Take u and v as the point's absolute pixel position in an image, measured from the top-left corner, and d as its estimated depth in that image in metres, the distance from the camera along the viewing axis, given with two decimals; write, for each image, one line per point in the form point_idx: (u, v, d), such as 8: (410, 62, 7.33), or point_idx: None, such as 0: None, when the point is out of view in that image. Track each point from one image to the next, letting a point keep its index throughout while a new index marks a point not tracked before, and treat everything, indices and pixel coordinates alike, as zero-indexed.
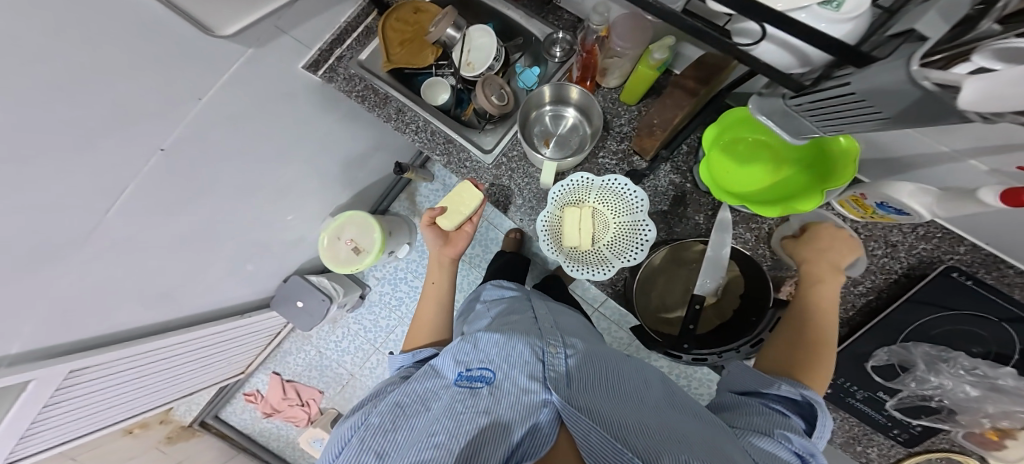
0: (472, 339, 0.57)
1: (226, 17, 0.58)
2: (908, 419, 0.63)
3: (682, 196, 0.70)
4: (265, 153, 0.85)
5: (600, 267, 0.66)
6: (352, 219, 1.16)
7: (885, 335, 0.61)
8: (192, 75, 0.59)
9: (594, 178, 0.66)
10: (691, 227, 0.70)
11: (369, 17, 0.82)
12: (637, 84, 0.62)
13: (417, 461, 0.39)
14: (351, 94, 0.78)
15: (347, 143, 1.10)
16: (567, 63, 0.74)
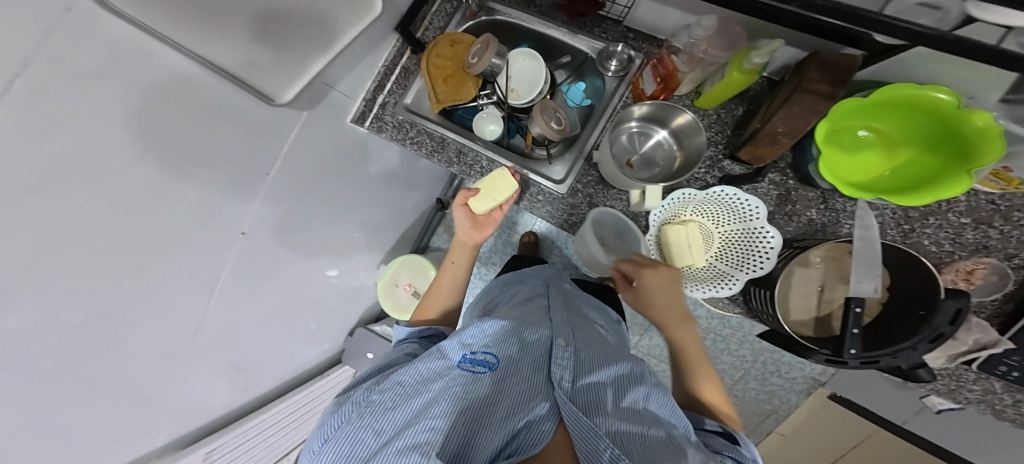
0: (480, 322, 0.49)
1: (280, 83, 0.57)
2: None
3: (786, 194, 0.61)
4: (317, 211, 0.83)
5: (721, 282, 0.61)
6: (406, 264, 1.22)
7: None
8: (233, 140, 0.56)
9: (697, 193, 0.59)
10: (804, 226, 0.61)
11: (403, 56, 0.78)
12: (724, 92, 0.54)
13: (410, 444, 0.31)
14: (404, 142, 0.76)
15: (388, 187, 1.07)
16: (628, 76, 0.65)
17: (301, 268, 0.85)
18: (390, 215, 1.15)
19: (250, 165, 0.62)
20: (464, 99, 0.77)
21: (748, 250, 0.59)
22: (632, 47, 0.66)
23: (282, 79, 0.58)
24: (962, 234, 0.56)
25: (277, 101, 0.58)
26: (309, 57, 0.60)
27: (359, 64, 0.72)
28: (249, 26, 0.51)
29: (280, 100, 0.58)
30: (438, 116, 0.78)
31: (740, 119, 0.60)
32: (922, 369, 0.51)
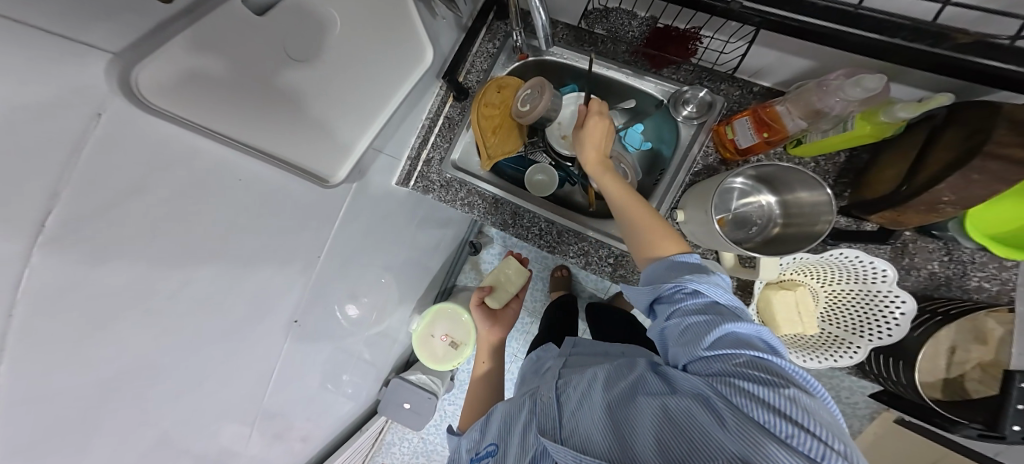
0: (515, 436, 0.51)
1: (334, 161, 0.51)
2: None
3: (901, 246, 0.53)
4: (356, 277, 0.77)
5: (838, 350, 0.55)
6: (443, 313, 1.18)
7: None
8: (283, 232, 0.50)
9: (809, 257, 0.53)
10: (924, 279, 0.53)
11: (446, 105, 0.72)
12: (836, 145, 0.48)
13: None
14: (455, 203, 0.71)
15: (421, 234, 1.01)
16: (706, 123, 0.59)
17: (337, 334, 0.79)
18: (423, 262, 1.09)
19: (301, 249, 0.55)
20: (511, 150, 0.69)
21: (867, 314, 0.52)
22: (711, 92, 0.59)
23: (336, 156, 0.51)
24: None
25: (331, 181, 0.51)
26: (360, 126, 0.54)
27: (406, 119, 0.66)
28: (312, 107, 0.45)
29: (335, 180, 0.52)
30: (488, 172, 0.71)
31: (845, 167, 0.54)
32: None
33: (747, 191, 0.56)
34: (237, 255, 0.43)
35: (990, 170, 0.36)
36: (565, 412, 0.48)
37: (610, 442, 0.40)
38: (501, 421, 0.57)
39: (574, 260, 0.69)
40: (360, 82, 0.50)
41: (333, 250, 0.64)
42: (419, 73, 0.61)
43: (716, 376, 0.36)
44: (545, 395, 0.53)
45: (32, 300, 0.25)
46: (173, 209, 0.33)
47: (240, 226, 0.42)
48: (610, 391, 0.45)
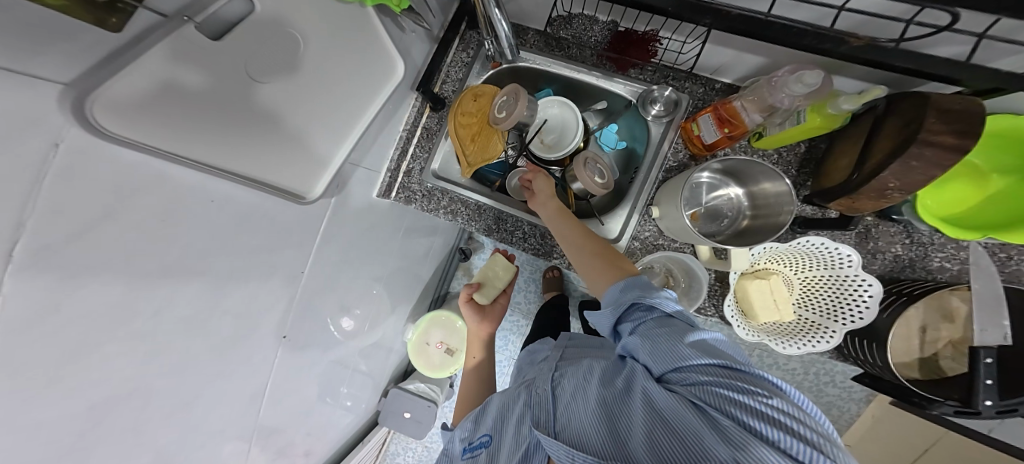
0: (513, 429, 0.52)
1: (310, 177, 0.52)
2: None
3: (864, 231, 0.55)
4: (345, 288, 0.78)
5: (815, 335, 0.55)
6: (437, 321, 1.19)
7: None
8: (264, 247, 0.51)
9: (779, 245, 0.56)
10: (889, 262, 0.55)
11: (423, 116, 0.73)
12: (794, 135, 0.50)
13: None
14: (437, 211, 0.72)
15: (410, 243, 1.02)
16: (674, 120, 0.61)
17: (329, 346, 0.80)
18: (412, 272, 1.10)
19: (286, 262, 0.56)
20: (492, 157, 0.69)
21: (838, 300, 0.54)
22: (675, 90, 0.60)
23: (312, 172, 0.52)
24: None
25: (308, 196, 0.52)
26: (334, 141, 0.55)
27: (383, 131, 0.67)
28: (282, 122, 0.46)
29: (311, 196, 0.53)
30: (469, 180, 0.73)
31: (805, 157, 0.56)
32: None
33: (717, 186, 0.58)
34: (220, 272, 0.45)
35: (926, 156, 0.38)
36: (559, 407, 0.49)
37: (604, 440, 0.41)
38: (497, 415, 0.57)
39: (559, 261, 0.71)
40: (330, 97, 0.51)
41: (318, 264, 0.65)
42: (393, 85, 0.62)
43: (700, 385, 0.37)
44: (540, 390, 0.53)
45: (20, 322, 0.26)
46: (153, 230, 0.34)
47: (220, 244, 0.43)
48: (601, 389, 0.45)
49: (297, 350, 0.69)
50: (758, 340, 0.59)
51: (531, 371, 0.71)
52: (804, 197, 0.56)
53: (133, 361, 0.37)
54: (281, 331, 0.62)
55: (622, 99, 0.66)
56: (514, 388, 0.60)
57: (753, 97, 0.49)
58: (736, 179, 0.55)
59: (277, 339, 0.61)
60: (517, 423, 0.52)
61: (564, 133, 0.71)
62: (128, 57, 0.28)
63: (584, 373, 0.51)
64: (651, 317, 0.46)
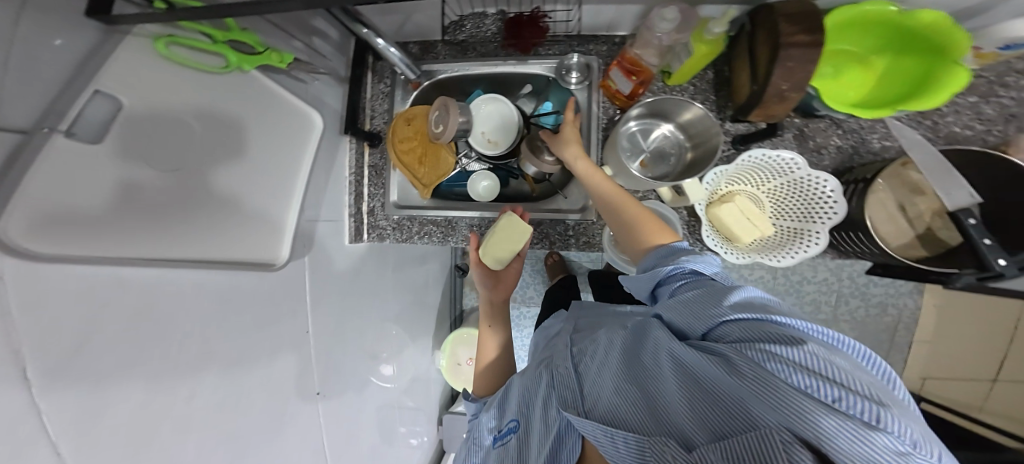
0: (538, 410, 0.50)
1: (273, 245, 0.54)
2: None
3: (801, 131, 0.58)
4: (360, 336, 0.80)
5: (802, 241, 0.54)
6: (461, 340, 1.22)
7: None
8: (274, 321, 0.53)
9: (729, 167, 0.55)
10: (837, 153, 0.57)
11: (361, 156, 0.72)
12: (693, 68, 0.51)
13: None
14: (408, 239, 0.74)
15: (406, 276, 1.05)
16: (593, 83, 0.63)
17: (370, 396, 0.83)
18: (418, 303, 1.11)
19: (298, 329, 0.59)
20: (445, 171, 0.72)
21: (807, 201, 0.53)
22: (581, 56, 0.63)
23: (272, 238, 0.54)
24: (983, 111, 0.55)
25: (276, 262, 0.54)
26: (274, 200, 0.54)
27: (340, 181, 0.69)
28: (223, 194, 0.45)
29: (280, 259, 0.55)
30: (429, 201, 0.74)
31: (717, 82, 0.56)
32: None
33: (654, 125, 0.57)
34: (241, 351, 0.46)
35: (795, 57, 0.39)
36: (584, 386, 0.46)
37: (634, 412, 0.36)
38: (521, 398, 0.57)
39: (540, 247, 0.74)
40: (257, 167, 0.50)
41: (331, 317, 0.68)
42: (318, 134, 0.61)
43: (738, 341, 0.33)
44: (563, 369, 0.51)
45: (73, 433, 0.27)
46: (162, 328, 0.35)
47: (240, 324, 0.46)
48: (626, 360, 0.42)
49: (343, 407, 0.71)
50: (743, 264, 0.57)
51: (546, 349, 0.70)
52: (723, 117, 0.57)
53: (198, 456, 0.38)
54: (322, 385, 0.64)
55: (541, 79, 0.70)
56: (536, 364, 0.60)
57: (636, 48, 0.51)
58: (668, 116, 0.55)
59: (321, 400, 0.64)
60: (541, 402, 0.51)
61: (506, 129, 0.73)
62: (60, 155, 0.27)
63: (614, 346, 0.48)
64: (693, 276, 0.43)
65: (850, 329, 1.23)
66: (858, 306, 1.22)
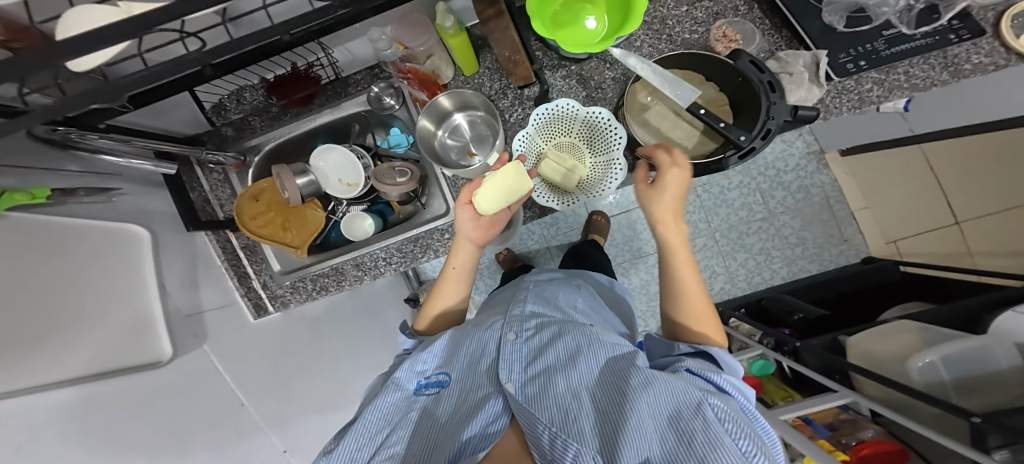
0: (470, 365, 0.47)
1: (148, 344, 0.51)
2: (908, 33, 0.70)
3: (582, 75, 0.75)
4: (336, 384, 0.80)
5: (612, 170, 0.67)
6: None
7: (810, 13, 0.74)
8: (201, 397, 0.54)
9: (532, 127, 0.68)
10: (614, 82, 0.74)
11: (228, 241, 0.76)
12: (463, 53, 0.70)
13: None
14: (309, 296, 0.77)
15: None
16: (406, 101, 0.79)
17: None
18: None
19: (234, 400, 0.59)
20: (314, 227, 0.79)
21: (600, 134, 0.68)
22: (382, 82, 0.79)
23: (146, 338, 0.52)
24: (695, 15, 0.78)
25: (158, 361, 0.51)
26: (139, 306, 0.52)
27: (213, 270, 0.72)
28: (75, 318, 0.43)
29: (164, 357, 0.52)
30: (310, 257, 0.79)
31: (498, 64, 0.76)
32: (801, 109, 0.56)
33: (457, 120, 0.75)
34: (167, 433, 0.47)
35: None
36: (534, 371, 0.42)
37: (587, 421, 0.35)
38: (463, 358, 0.49)
39: (426, 257, 0.76)
40: (84, 286, 0.46)
41: (286, 381, 0.69)
42: (155, 234, 0.62)
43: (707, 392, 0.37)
44: (516, 333, 0.49)
45: None
46: (38, 443, 0.35)
47: (166, 409, 0.48)
48: (600, 359, 0.43)
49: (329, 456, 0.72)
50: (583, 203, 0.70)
51: (484, 315, 0.65)
52: (517, 90, 0.75)
53: None
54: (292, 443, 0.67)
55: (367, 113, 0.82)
56: (488, 324, 0.53)
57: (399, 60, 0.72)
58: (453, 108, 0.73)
59: None
60: (483, 376, 0.46)
61: (349, 172, 0.80)
62: None
63: (579, 341, 0.45)
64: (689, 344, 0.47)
65: (791, 219, 1.25)
66: (784, 197, 1.24)
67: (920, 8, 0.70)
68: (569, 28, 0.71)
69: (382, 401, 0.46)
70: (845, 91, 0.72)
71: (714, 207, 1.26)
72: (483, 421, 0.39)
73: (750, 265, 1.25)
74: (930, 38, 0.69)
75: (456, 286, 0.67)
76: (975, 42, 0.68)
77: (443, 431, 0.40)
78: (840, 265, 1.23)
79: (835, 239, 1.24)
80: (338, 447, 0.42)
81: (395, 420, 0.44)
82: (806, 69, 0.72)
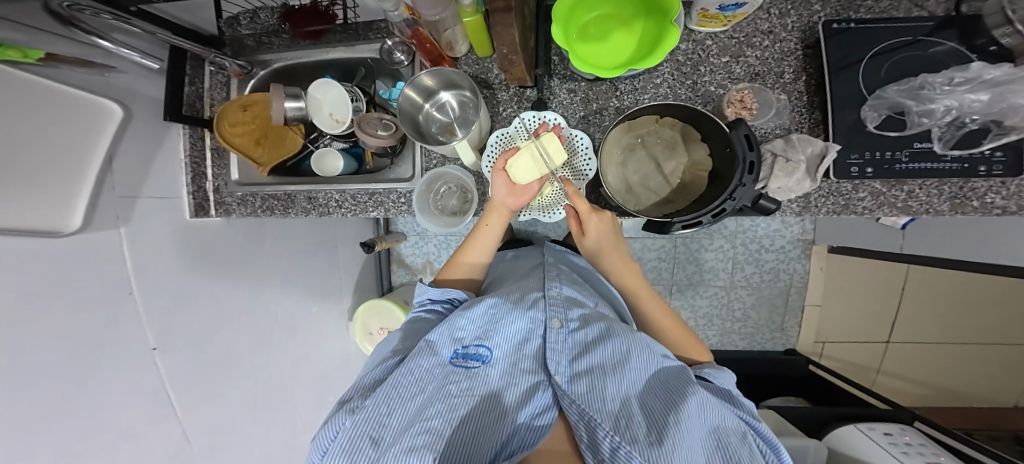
0: (514, 347, 0.58)
1: (61, 212, 0.54)
2: (944, 151, 0.59)
3: (587, 94, 0.73)
4: (244, 304, 0.86)
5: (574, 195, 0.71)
6: (369, 311, 1.20)
7: (854, 98, 0.63)
8: (97, 277, 0.57)
9: (512, 131, 0.72)
10: (614, 113, 0.73)
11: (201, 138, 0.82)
12: (477, 35, 0.68)
13: (409, 447, 0.43)
14: (255, 212, 0.84)
15: (320, 253, 1.15)
16: (415, 63, 0.80)
17: (267, 357, 0.92)
18: (334, 279, 1.22)
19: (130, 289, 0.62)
20: (287, 150, 0.85)
21: (577, 157, 0.71)
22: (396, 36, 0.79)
23: (62, 206, 0.54)
24: (733, 69, 0.69)
25: (63, 230, 0.53)
26: (66, 175, 0.54)
27: (172, 160, 0.77)
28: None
29: (70, 228, 0.54)
30: (271, 177, 0.85)
31: None
32: (761, 200, 0.59)
33: (445, 96, 0.75)
34: (57, 301, 0.50)
35: None
36: (577, 368, 0.54)
37: (639, 428, 0.46)
38: (504, 335, 0.59)
39: (376, 213, 0.81)
40: (17, 143, 0.48)
41: (196, 277, 0.76)
42: (129, 114, 0.66)
43: (735, 422, 0.50)
44: (560, 333, 0.59)
45: None
46: None
47: (64, 278, 0.52)
48: (650, 375, 0.53)
49: (226, 358, 0.80)
50: (542, 216, 0.76)
51: (513, 283, 0.75)
52: (518, 88, 0.75)
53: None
54: (165, 341, 0.67)
55: (376, 60, 0.84)
56: (529, 306, 0.63)
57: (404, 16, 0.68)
58: (439, 85, 0.72)
59: (182, 354, 0.70)
60: (526, 360, 0.57)
61: (337, 108, 0.79)
62: None
63: (626, 344, 0.56)
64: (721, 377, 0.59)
65: (747, 294, 1.35)
66: (753, 273, 1.33)
67: (973, 127, 0.58)
68: (593, 43, 0.67)
69: (416, 364, 0.53)
70: (835, 193, 0.65)
71: (688, 260, 1.35)
72: (536, 408, 0.52)
73: (692, 323, 1.40)
74: (959, 165, 0.59)
75: (483, 245, 0.75)
76: (1005, 180, 0.60)
77: (496, 415, 0.49)
78: (766, 348, 1.39)
79: (773, 326, 1.36)
80: (370, 402, 0.48)
81: (432, 383, 0.52)
82: (808, 159, 0.63)
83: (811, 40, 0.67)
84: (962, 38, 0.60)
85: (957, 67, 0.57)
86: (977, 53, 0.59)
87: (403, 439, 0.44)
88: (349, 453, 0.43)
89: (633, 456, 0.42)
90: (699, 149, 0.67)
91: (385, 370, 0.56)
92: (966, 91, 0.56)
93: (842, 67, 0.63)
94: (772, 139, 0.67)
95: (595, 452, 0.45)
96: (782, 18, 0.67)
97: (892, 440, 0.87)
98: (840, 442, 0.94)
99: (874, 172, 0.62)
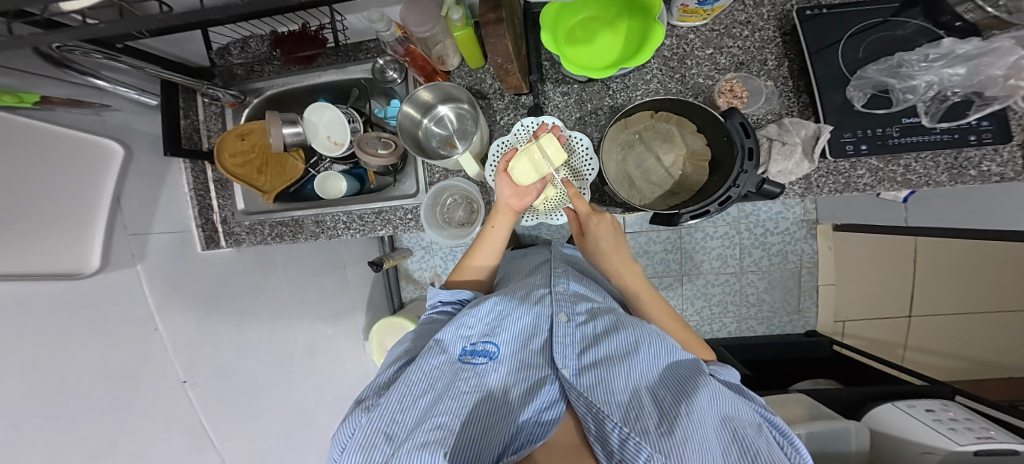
0: (522, 346, 0.58)
1: (79, 254, 0.54)
2: (931, 125, 0.61)
3: (580, 96, 0.75)
4: (266, 330, 0.86)
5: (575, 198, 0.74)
6: (383, 330, 1.20)
7: (838, 79, 0.64)
8: (120, 316, 0.57)
9: (510, 139, 0.73)
10: (609, 113, 0.74)
11: (203, 171, 0.83)
12: (468, 46, 0.69)
13: (421, 441, 0.42)
14: (266, 239, 0.85)
15: (330, 274, 1.14)
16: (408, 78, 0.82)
17: (291, 382, 0.92)
18: (347, 299, 1.21)
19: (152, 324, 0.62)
20: (289, 177, 0.86)
21: (576, 159, 0.73)
22: (388, 55, 0.81)
23: (78, 250, 0.54)
24: (717, 60, 0.71)
25: (82, 272, 0.54)
26: (80, 218, 0.55)
27: (177, 195, 0.78)
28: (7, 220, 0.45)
29: (89, 268, 0.54)
30: (277, 205, 0.86)
31: None
32: (765, 184, 0.61)
33: (444, 109, 0.76)
34: (80, 342, 0.50)
35: None
36: (585, 361, 0.53)
37: (650, 420, 0.45)
38: (510, 331, 0.59)
39: (385, 229, 0.82)
40: (29, 191, 0.48)
41: (213, 309, 0.75)
42: (129, 150, 0.66)
43: (751, 419, 0.49)
44: (568, 329, 0.59)
45: None
46: None
47: (88, 320, 0.52)
48: (660, 366, 0.52)
49: (252, 386, 0.80)
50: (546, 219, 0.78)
51: (519, 282, 0.75)
52: (513, 95, 0.76)
53: (28, 430, 0.42)
54: (194, 373, 0.67)
55: (367, 79, 0.85)
56: (534, 304, 0.63)
57: (396, 33, 0.69)
58: (437, 99, 0.74)
59: (210, 385, 0.70)
60: (534, 355, 0.57)
61: (336, 132, 0.79)
62: None
63: (635, 334, 0.55)
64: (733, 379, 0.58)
65: (757, 279, 1.37)
66: (761, 256, 1.35)
67: (956, 100, 0.61)
68: (581, 46, 0.69)
69: (426, 362, 0.53)
70: (835, 172, 0.67)
71: (694, 252, 1.37)
72: (542, 403, 0.50)
73: (704, 312, 1.41)
74: (949, 135, 0.61)
75: (489, 249, 0.75)
76: (997, 148, 0.62)
77: (502, 410, 0.48)
78: (782, 330, 1.40)
79: (789, 307, 1.38)
80: (382, 403, 0.48)
81: (442, 381, 0.51)
82: (803, 141, 0.65)
83: (788, 27, 0.69)
84: (927, 16, 0.62)
85: (930, 44, 0.59)
86: (944, 29, 0.62)
87: (414, 437, 0.43)
88: (364, 450, 0.43)
89: (642, 447, 0.41)
90: (694, 140, 0.70)
91: (395, 371, 0.56)
92: (943, 66, 0.59)
93: (821, 49, 0.65)
94: (765, 124, 0.69)
95: (605, 446, 0.44)
96: (759, 7, 0.69)
97: (934, 416, 0.88)
98: (880, 422, 0.95)
99: (872, 149, 0.63)
